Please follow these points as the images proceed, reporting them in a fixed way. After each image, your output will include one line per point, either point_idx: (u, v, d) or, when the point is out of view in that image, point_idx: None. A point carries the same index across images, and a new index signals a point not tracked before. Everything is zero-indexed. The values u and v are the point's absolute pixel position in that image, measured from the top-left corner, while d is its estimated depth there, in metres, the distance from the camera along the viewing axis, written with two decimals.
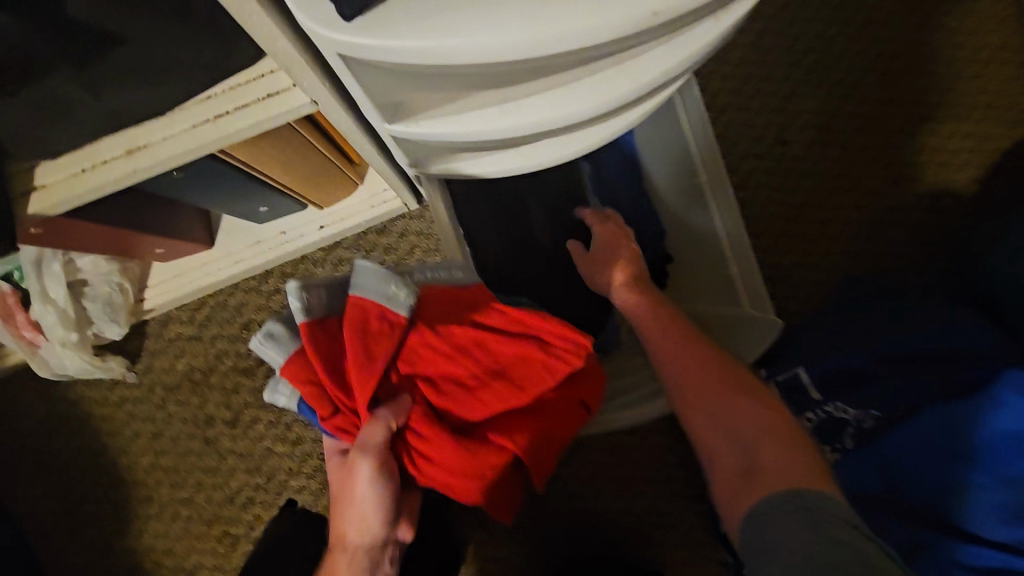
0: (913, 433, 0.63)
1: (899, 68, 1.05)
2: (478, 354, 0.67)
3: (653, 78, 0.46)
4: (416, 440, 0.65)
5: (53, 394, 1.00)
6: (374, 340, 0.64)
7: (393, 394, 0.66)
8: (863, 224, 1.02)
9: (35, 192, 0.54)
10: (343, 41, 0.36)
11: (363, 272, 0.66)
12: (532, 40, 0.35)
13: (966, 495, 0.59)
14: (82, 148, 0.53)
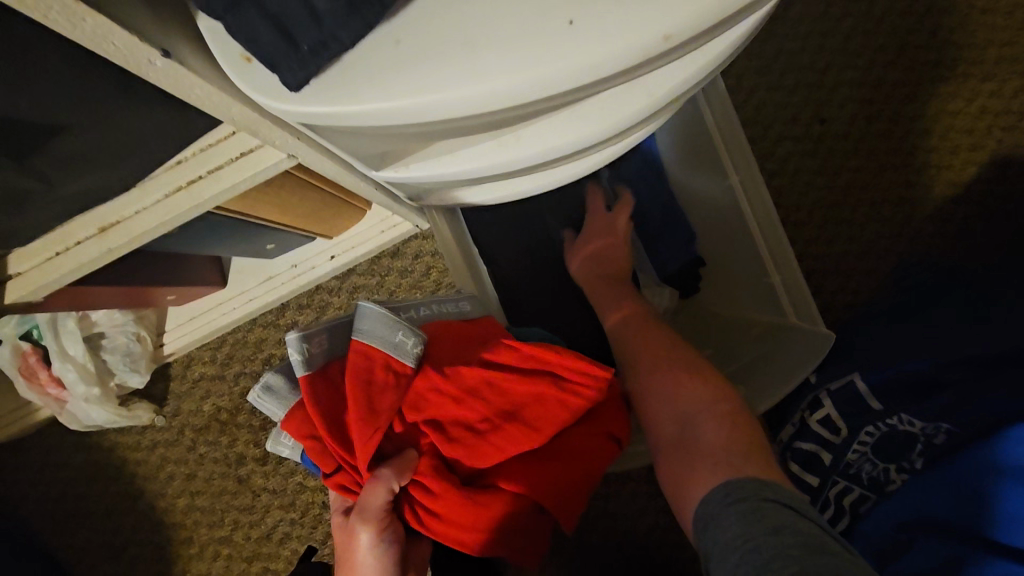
0: (970, 453, 0.54)
1: (951, 23, 0.93)
2: (488, 396, 0.55)
3: (670, 90, 0.36)
4: (424, 498, 0.53)
5: (69, 452, 0.92)
6: (378, 390, 0.54)
7: (401, 448, 0.56)
8: (915, 205, 0.92)
9: (12, 280, 0.45)
10: (299, 111, 0.29)
11: (369, 315, 0.56)
12: (515, 87, 0.27)
13: (1000, 508, 0.51)
14: (55, 230, 0.44)
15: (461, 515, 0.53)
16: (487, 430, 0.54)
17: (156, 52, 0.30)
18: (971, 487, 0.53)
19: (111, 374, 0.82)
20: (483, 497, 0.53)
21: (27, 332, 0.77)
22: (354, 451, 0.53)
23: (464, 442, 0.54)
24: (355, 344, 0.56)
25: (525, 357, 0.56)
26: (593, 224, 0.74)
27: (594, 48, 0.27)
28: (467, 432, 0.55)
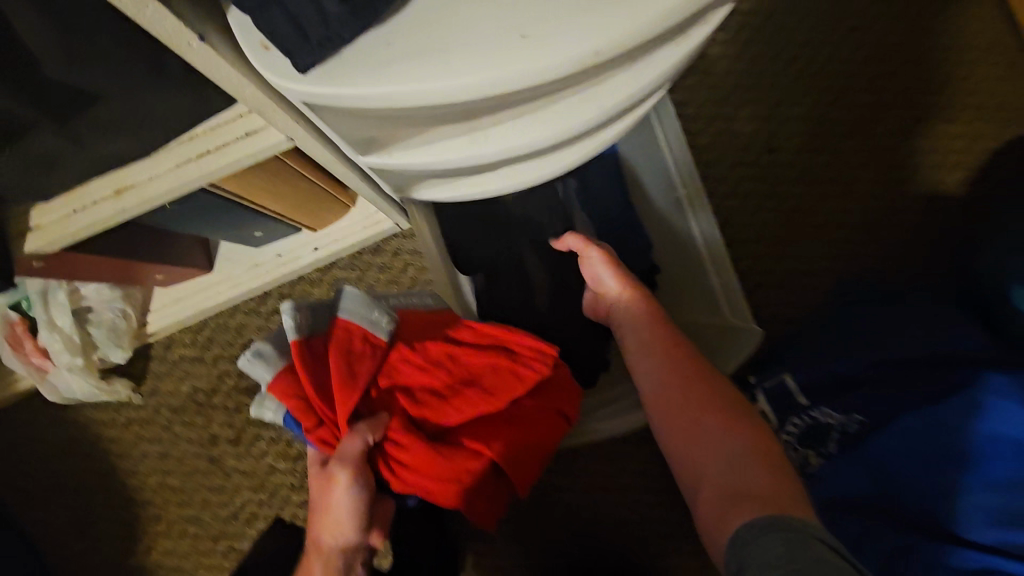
0: (890, 440, 0.66)
1: (885, 72, 1.05)
2: (452, 367, 0.62)
3: (618, 101, 0.44)
4: (396, 452, 0.59)
5: (44, 426, 0.95)
6: (356, 357, 0.60)
7: (375, 410, 0.61)
8: (852, 230, 1.02)
9: (32, 231, 0.50)
10: (305, 91, 0.36)
11: (351, 297, 0.63)
12: (478, 83, 0.34)
13: (958, 500, 0.60)
14: (73, 189, 0.49)
15: (432, 467, 0.58)
16: (455, 395, 0.60)
17: (195, 36, 0.36)
18: (892, 477, 0.65)
19: (94, 348, 0.85)
20: (448, 452, 0.58)
21: (17, 303, 0.80)
22: (333, 407, 0.58)
23: (430, 405, 0.60)
24: (338, 321, 0.62)
25: (483, 336, 0.63)
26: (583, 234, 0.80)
27: (541, 56, 0.34)
28: (434, 397, 0.60)
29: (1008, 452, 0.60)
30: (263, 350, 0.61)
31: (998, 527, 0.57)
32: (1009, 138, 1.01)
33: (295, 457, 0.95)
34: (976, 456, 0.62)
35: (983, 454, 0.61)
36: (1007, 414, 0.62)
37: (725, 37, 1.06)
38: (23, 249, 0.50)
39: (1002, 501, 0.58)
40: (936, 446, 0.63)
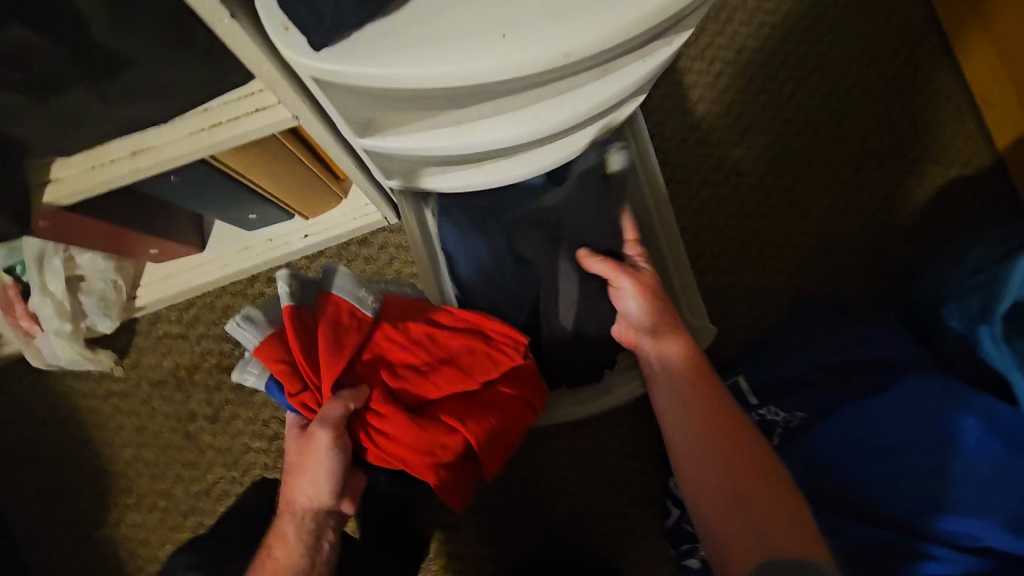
0: (841, 438, 0.72)
1: (845, 108, 1.14)
2: (433, 347, 0.66)
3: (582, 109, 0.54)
4: (376, 421, 0.63)
5: (22, 394, 0.97)
6: (343, 329, 0.64)
7: (356, 381, 0.64)
8: (808, 252, 1.10)
9: (50, 183, 0.54)
10: (316, 68, 0.41)
11: (340, 274, 0.67)
12: (465, 72, 0.41)
13: (941, 513, 0.66)
14: (93, 148, 0.53)
15: (409, 436, 0.62)
16: (434, 372, 0.65)
17: (225, 14, 0.41)
18: (851, 487, 0.70)
19: (84, 316, 0.89)
20: (425, 424, 0.62)
21: (11, 267, 0.83)
22: (318, 374, 0.62)
23: (410, 380, 0.65)
24: (330, 296, 0.66)
25: (462, 321, 0.68)
26: (587, 227, 0.73)
27: (519, 54, 0.40)
28: (414, 373, 0.65)
29: (981, 457, 0.67)
30: (252, 315, 0.63)
31: (977, 530, 0.64)
32: (951, 177, 1.10)
33: (270, 437, 0.98)
34: (957, 463, 0.67)
35: (963, 462, 0.67)
36: (973, 422, 0.68)
37: (701, 65, 1.13)
38: (42, 199, 0.54)
39: (974, 508, 0.65)
40: (889, 428, 0.71)
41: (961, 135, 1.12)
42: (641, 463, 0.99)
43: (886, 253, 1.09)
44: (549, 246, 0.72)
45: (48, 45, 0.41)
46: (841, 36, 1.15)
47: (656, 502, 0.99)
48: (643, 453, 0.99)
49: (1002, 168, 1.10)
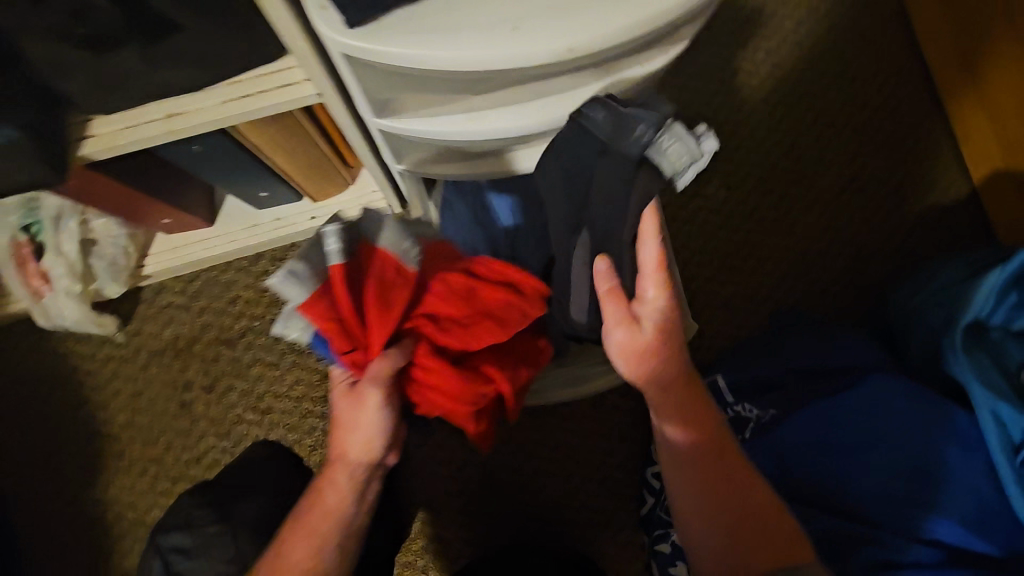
0: (802, 424, 0.77)
1: (831, 133, 1.20)
2: (472, 300, 0.66)
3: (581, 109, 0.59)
4: (421, 372, 0.64)
5: (23, 354, 0.99)
6: (391, 286, 0.64)
7: (401, 336, 0.65)
8: (791, 267, 1.15)
9: (89, 138, 0.57)
10: (348, 46, 0.46)
11: (384, 229, 0.68)
12: (480, 59, 0.45)
13: (929, 516, 0.70)
14: (131, 109, 0.57)
15: (453, 391, 0.64)
16: (475, 324, 0.66)
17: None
18: (819, 482, 0.75)
19: (93, 279, 0.92)
20: (470, 375, 0.64)
21: (27, 226, 0.87)
22: (365, 331, 0.63)
23: (452, 333, 0.65)
24: (375, 249, 0.67)
25: (499, 273, 0.68)
26: (606, 221, 0.56)
27: (530, 48, 0.45)
28: (456, 325, 0.66)
29: (962, 463, 0.72)
30: (297, 270, 0.62)
31: (951, 528, 0.69)
32: (928, 205, 1.17)
33: (262, 411, 1.01)
34: (943, 467, 0.72)
35: (950, 465, 0.72)
36: (954, 431, 0.74)
37: (698, 84, 1.19)
38: (79, 153, 0.57)
39: (952, 511, 0.70)
40: (856, 426, 0.76)
41: (940, 166, 1.18)
42: (620, 458, 1.03)
43: (865, 272, 1.15)
44: (571, 233, 0.60)
45: (108, 10, 0.46)
46: (832, 66, 1.21)
47: (633, 497, 1.02)
48: (623, 448, 1.03)
49: (977, 200, 1.17)
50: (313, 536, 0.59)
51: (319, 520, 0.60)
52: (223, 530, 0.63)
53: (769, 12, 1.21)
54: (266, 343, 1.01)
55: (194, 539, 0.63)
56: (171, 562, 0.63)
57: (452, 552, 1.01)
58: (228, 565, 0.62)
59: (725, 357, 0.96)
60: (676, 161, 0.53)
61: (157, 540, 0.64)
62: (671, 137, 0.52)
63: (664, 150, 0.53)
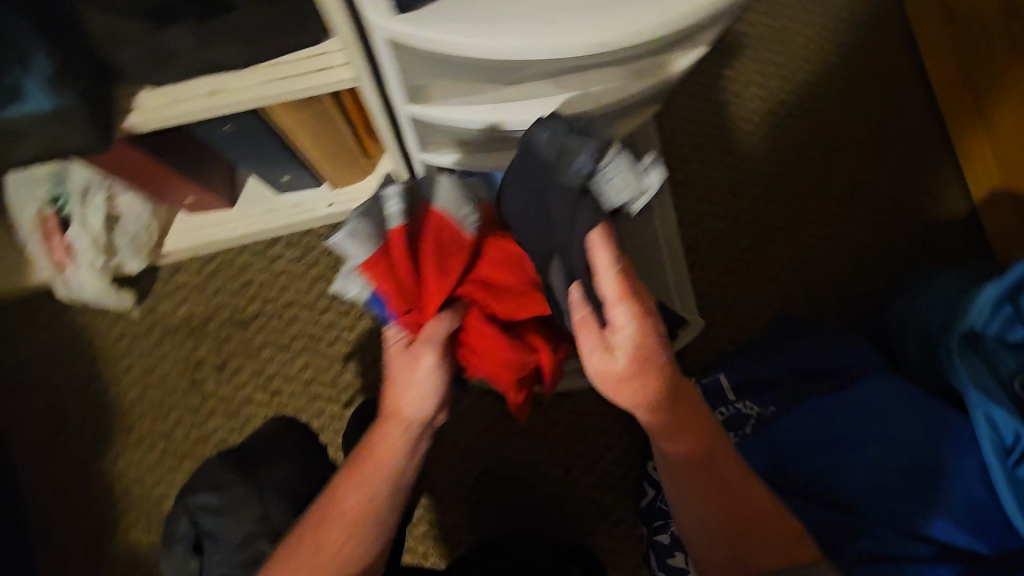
0: (798, 421, 0.81)
1: (836, 146, 1.23)
2: (525, 270, 0.68)
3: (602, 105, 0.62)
4: (472, 337, 0.66)
5: (40, 324, 1.01)
6: (449, 250, 0.64)
7: (455, 299, 0.67)
8: (793, 274, 1.18)
9: (134, 110, 0.62)
10: (384, 28, 0.49)
11: (444, 188, 0.66)
12: (519, 49, 0.48)
13: (929, 515, 0.74)
14: (175, 85, 0.61)
15: (501, 358, 0.66)
16: (528, 293, 0.67)
17: None
18: (813, 478, 0.78)
19: (114, 253, 0.94)
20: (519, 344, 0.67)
21: (54, 198, 0.89)
22: (421, 290, 0.64)
23: (505, 301, 0.67)
24: (431, 210, 0.65)
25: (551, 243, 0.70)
26: (566, 243, 0.55)
27: (565, 41, 0.48)
28: (508, 294, 0.67)
29: (959, 466, 0.75)
30: (358, 228, 0.63)
31: (947, 527, 0.73)
32: (927, 221, 1.20)
33: (272, 392, 1.02)
34: (944, 469, 0.75)
35: (950, 467, 0.75)
36: (955, 436, 0.77)
37: (709, 92, 1.23)
38: (125, 124, 0.62)
39: (949, 511, 0.73)
40: (852, 425, 0.79)
41: (940, 185, 1.21)
42: (620, 453, 1.04)
43: (864, 283, 1.18)
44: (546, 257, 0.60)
45: None
46: (839, 81, 1.25)
47: (631, 493, 1.04)
48: (624, 444, 1.05)
49: (975, 218, 1.20)
50: (366, 483, 0.62)
51: (373, 471, 0.63)
52: (252, 490, 0.67)
53: (781, 27, 1.24)
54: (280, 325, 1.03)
55: (222, 498, 0.65)
56: (199, 519, 0.64)
57: (453, 539, 1.03)
58: (257, 524, 0.65)
59: (727, 357, 0.99)
60: (625, 192, 0.55)
61: (185, 498, 0.65)
62: (616, 169, 0.54)
63: (610, 183, 0.55)
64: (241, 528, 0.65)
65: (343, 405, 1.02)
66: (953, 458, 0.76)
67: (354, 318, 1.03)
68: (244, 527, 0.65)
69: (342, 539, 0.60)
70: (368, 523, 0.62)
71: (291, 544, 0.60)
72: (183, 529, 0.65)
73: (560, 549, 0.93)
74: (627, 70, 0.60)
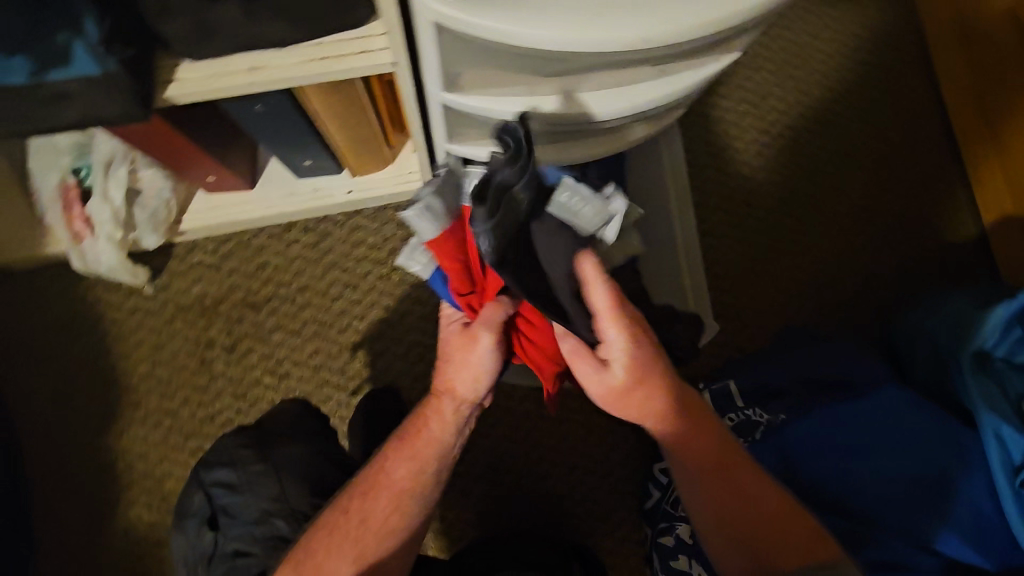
0: (808, 428, 0.82)
1: (851, 162, 1.24)
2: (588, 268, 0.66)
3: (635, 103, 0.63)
4: (525, 327, 0.66)
5: (52, 296, 1.01)
6: None
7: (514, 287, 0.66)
8: (803, 287, 1.18)
9: (174, 82, 0.63)
10: (436, 10, 0.48)
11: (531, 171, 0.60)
12: (565, 38, 0.49)
13: (938, 527, 0.74)
14: (216, 58, 0.62)
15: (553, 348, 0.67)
16: None
17: None
18: (818, 485, 0.79)
19: (132, 229, 0.94)
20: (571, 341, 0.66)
21: (77, 170, 0.91)
22: (484, 273, 0.63)
23: None
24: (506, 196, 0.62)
25: None
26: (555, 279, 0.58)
27: (612, 34, 0.49)
28: None
29: (969, 481, 0.76)
30: (431, 205, 0.60)
31: (959, 543, 0.73)
32: (937, 242, 1.21)
33: (281, 375, 1.02)
34: (956, 484, 0.76)
35: (962, 483, 0.76)
36: (968, 454, 0.78)
37: (728, 103, 1.24)
38: (164, 95, 0.63)
39: (959, 527, 0.74)
40: (863, 436, 0.80)
41: (951, 208, 1.22)
42: (625, 455, 1.05)
43: (871, 300, 1.18)
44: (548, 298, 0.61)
45: None
46: (857, 100, 1.26)
47: (634, 495, 1.04)
48: (628, 446, 1.05)
49: (984, 243, 1.21)
50: (417, 458, 0.66)
51: (424, 446, 0.66)
52: (267, 469, 0.73)
53: (802, 42, 1.26)
54: (293, 310, 1.03)
55: (239, 476, 0.72)
56: (215, 495, 0.72)
57: (453, 532, 1.03)
58: (272, 502, 0.72)
59: (736, 364, 0.99)
60: (602, 214, 0.58)
61: (201, 475, 0.73)
62: (581, 193, 0.58)
63: (584, 209, 0.58)
64: (254, 507, 0.71)
65: (350, 393, 1.02)
66: (966, 476, 0.76)
67: (366, 307, 1.03)
68: (259, 505, 0.71)
69: (391, 508, 0.64)
70: (416, 495, 0.65)
71: (342, 507, 0.64)
72: (198, 504, 0.73)
73: (561, 547, 0.93)
74: (660, 70, 0.61)
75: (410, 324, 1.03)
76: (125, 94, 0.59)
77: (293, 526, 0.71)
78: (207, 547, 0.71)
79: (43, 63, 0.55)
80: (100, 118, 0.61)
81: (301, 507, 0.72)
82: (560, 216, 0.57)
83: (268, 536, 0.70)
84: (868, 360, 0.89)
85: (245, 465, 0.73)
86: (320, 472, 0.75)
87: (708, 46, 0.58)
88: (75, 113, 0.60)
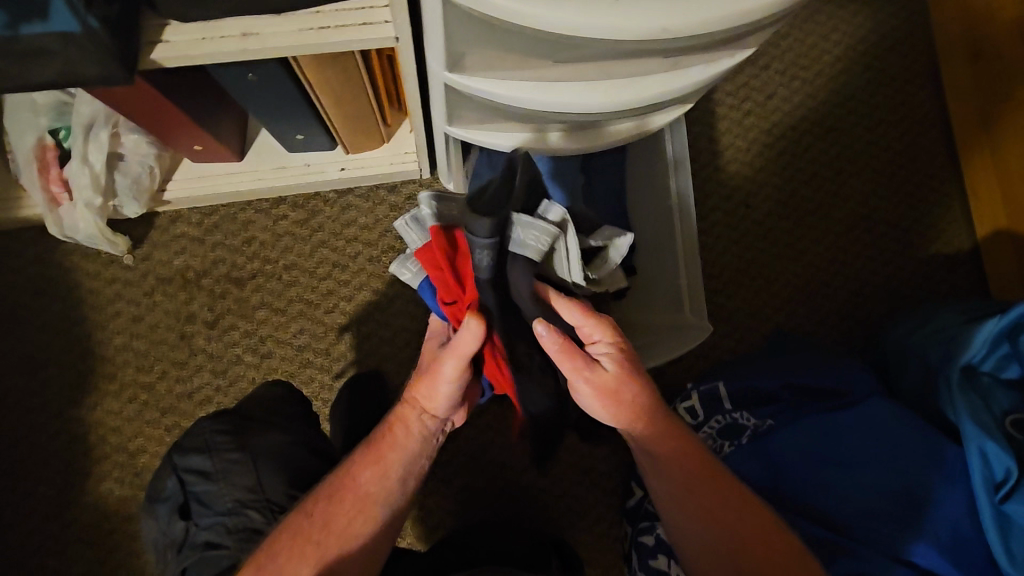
0: (792, 432, 0.82)
1: (851, 168, 1.23)
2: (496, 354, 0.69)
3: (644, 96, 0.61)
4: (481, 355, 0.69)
5: (27, 260, 0.98)
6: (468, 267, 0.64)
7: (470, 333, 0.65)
8: (796, 292, 1.18)
9: (162, 44, 0.60)
10: None
11: (518, 226, 0.61)
12: (578, 23, 0.46)
13: (913, 536, 0.74)
14: (209, 21, 0.60)
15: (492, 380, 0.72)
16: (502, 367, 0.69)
17: None
18: (801, 491, 0.79)
19: (114, 195, 0.91)
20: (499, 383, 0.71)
21: (55, 131, 0.87)
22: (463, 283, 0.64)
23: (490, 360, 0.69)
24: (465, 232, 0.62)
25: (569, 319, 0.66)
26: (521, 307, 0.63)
27: (626, 22, 0.46)
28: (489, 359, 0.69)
29: (946, 491, 0.77)
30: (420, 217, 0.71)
31: (931, 553, 0.73)
32: (930, 254, 1.21)
33: (263, 354, 1.00)
34: (933, 495, 0.76)
35: (938, 495, 0.76)
36: (947, 466, 0.78)
37: (733, 101, 1.22)
38: (151, 56, 0.60)
39: (933, 537, 0.74)
40: (845, 444, 0.81)
41: (947, 220, 1.22)
42: (607, 453, 1.04)
43: (862, 308, 1.18)
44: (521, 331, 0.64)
45: None
46: (861, 105, 1.24)
47: (614, 492, 1.04)
48: (611, 443, 1.04)
49: (977, 256, 1.20)
50: (380, 465, 0.64)
51: (390, 456, 0.65)
52: (245, 458, 0.71)
53: (811, 43, 1.24)
54: (280, 288, 1.01)
55: (213, 464, 0.70)
56: (189, 482, 0.70)
57: (431, 522, 1.02)
58: (247, 493, 0.70)
59: (724, 367, 0.99)
60: (549, 235, 0.62)
61: (175, 460, 0.71)
62: (526, 223, 0.61)
63: (529, 237, 0.61)
64: (228, 497, 0.69)
65: (334, 376, 1.00)
66: (941, 486, 0.77)
67: (355, 288, 1.01)
68: (232, 496, 0.69)
69: (355, 513, 0.62)
70: (382, 503, 0.63)
71: (306, 511, 0.61)
72: (171, 488, 0.71)
73: (539, 541, 0.93)
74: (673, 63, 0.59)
75: (398, 310, 1.00)
76: (108, 52, 0.55)
77: (268, 519, 0.69)
78: (178, 535, 0.69)
79: (16, 16, 0.52)
80: (79, 76, 0.57)
81: (276, 499, 0.70)
82: (511, 253, 0.61)
83: (241, 529, 0.69)
84: (856, 366, 0.89)
85: (221, 452, 0.71)
86: (298, 460, 0.74)
87: (724, 40, 0.56)
88: (51, 72, 0.57)
